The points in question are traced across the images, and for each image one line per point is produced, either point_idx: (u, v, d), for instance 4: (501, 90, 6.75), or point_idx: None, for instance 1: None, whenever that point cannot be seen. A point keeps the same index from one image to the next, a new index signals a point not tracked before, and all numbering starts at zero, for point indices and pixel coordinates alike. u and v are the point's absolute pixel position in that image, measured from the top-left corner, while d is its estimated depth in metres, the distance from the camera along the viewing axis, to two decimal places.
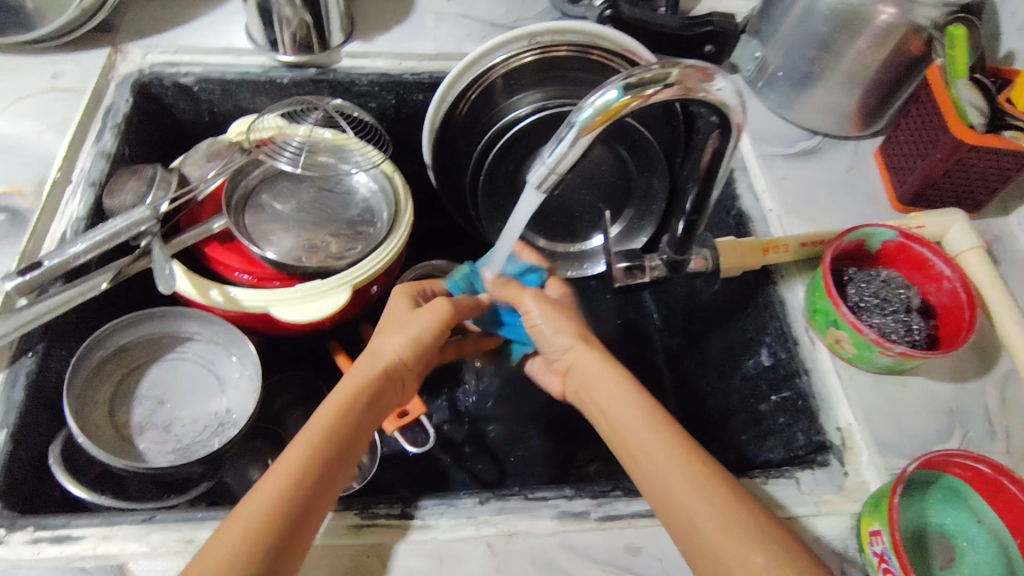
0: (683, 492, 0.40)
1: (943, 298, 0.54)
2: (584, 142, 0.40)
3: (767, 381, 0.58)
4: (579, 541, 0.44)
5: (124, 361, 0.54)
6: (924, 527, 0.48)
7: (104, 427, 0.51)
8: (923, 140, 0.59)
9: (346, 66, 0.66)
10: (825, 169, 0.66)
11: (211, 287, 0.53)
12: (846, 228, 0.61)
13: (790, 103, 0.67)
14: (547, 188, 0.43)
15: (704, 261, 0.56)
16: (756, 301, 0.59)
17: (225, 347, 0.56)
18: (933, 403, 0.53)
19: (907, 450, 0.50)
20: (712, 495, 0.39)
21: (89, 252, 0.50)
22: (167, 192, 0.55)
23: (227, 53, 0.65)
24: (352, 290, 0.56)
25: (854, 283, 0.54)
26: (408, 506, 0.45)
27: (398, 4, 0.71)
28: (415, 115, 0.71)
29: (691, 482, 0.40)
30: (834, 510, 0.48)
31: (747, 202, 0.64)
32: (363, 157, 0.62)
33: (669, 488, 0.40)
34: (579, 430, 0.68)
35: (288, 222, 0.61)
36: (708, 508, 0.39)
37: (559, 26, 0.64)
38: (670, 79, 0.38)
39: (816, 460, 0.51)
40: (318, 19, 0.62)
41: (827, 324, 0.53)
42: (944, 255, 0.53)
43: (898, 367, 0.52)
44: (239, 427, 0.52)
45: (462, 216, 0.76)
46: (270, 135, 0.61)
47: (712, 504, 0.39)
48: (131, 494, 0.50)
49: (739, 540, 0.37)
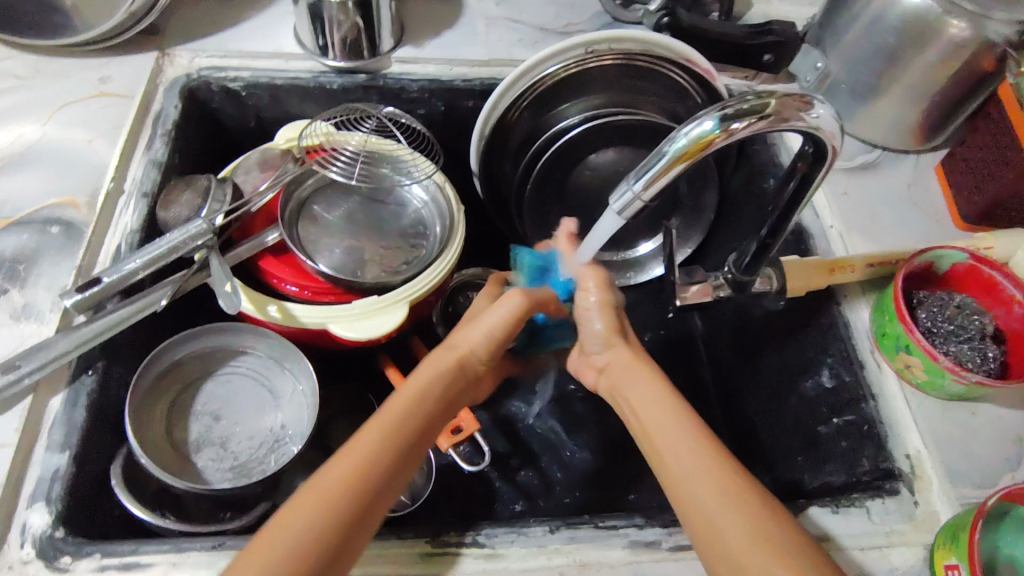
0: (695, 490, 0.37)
1: (1011, 323, 0.52)
2: (674, 171, 0.39)
3: (828, 404, 0.57)
4: (652, 572, 0.44)
5: (179, 376, 0.53)
6: (998, 559, 0.47)
7: (162, 444, 0.51)
8: (993, 160, 0.58)
9: (396, 71, 0.64)
10: (886, 184, 0.64)
11: (271, 302, 0.52)
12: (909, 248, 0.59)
13: (851, 114, 0.65)
14: (630, 214, 0.42)
15: (768, 280, 0.55)
16: (818, 321, 0.59)
17: (279, 361, 0.55)
18: (1003, 431, 0.52)
19: (978, 480, 0.50)
20: (735, 497, 0.36)
21: (145, 268, 0.49)
22: (223, 204, 0.54)
23: (275, 58, 0.63)
24: (412, 306, 0.55)
25: (925, 307, 0.54)
26: (477, 534, 0.44)
27: (446, 6, 0.69)
28: (463, 121, 0.69)
29: (716, 482, 0.37)
30: (906, 541, 0.47)
31: (807, 218, 0.63)
32: (415, 167, 0.61)
33: (692, 486, 0.37)
34: (627, 445, 0.67)
35: (338, 232, 0.60)
36: (721, 505, 0.36)
37: (616, 35, 0.61)
38: (767, 110, 0.37)
39: (885, 488, 0.50)
40: (370, 24, 0.61)
41: (896, 348, 0.52)
42: (1017, 280, 0.52)
43: (970, 395, 0.51)
44: (296, 446, 0.52)
45: (506, 225, 0.74)
46: (320, 143, 0.59)
47: (734, 506, 0.36)
48: (189, 512, 0.50)
49: (762, 544, 0.34)
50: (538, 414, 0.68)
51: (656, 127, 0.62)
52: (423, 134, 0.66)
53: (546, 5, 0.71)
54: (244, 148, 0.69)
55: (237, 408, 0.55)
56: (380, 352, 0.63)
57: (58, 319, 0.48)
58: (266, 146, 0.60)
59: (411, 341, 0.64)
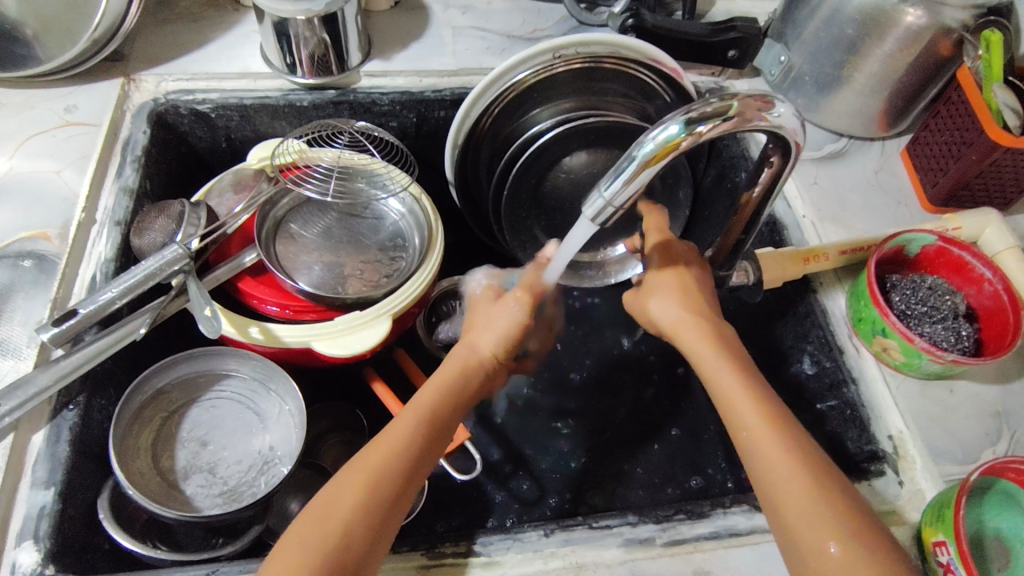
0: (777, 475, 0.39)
1: (984, 301, 0.54)
2: (644, 176, 0.39)
3: (811, 389, 0.59)
4: (648, 569, 0.44)
5: (162, 405, 0.53)
6: (983, 532, 0.48)
7: (149, 474, 0.50)
8: (955, 142, 0.59)
9: (365, 85, 0.64)
10: (854, 171, 0.66)
11: (252, 324, 0.52)
12: (880, 233, 0.61)
13: (816, 106, 0.66)
14: (602, 221, 0.43)
15: (745, 273, 0.56)
16: (797, 309, 0.60)
17: (264, 383, 0.55)
18: (981, 407, 0.53)
19: (960, 456, 0.51)
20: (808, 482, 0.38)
21: (122, 297, 0.48)
22: (198, 228, 0.54)
23: (243, 78, 0.63)
24: (395, 319, 0.55)
25: (899, 290, 0.55)
26: (472, 543, 0.45)
27: (412, 18, 0.70)
28: (436, 131, 0.70)
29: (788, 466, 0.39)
30: (895, 520, 0.48)
31: (780, 209, 0.64)
32: (392, 180, 0.61)
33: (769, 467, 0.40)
34: (618, 443, 0.67)
35: (318, 249, 0.60)
36: (807, 501, 0.38)
37: (583, 39, 0.61)
38: (730, 112, 0.38)
39: (871, 470, 0.51)
40: (337, 39, 0.61)
41: (873, 333, 0.53)
42: (986, 259, 0.53)
43: (947, 373, 0.52)
44: (285, 468, 0.51)
45: (485, 233, 0.75)
46: (292, 160, 0.59)
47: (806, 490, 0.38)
48: (181, 541, 0.50)
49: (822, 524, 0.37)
50: (528, 419, 0.68)
51: (627, 129, 0.62)
52: (398, 148, 0.66)
53: (512, 12, 0.72)
54: (216, 170, 0.68)
55: (224, 432, 0.55)
56: (365, 366, 0.63)
57: (36, 354, 0.48)
58: (238, 167, 0.59)
59: (395, 353, 0.64)
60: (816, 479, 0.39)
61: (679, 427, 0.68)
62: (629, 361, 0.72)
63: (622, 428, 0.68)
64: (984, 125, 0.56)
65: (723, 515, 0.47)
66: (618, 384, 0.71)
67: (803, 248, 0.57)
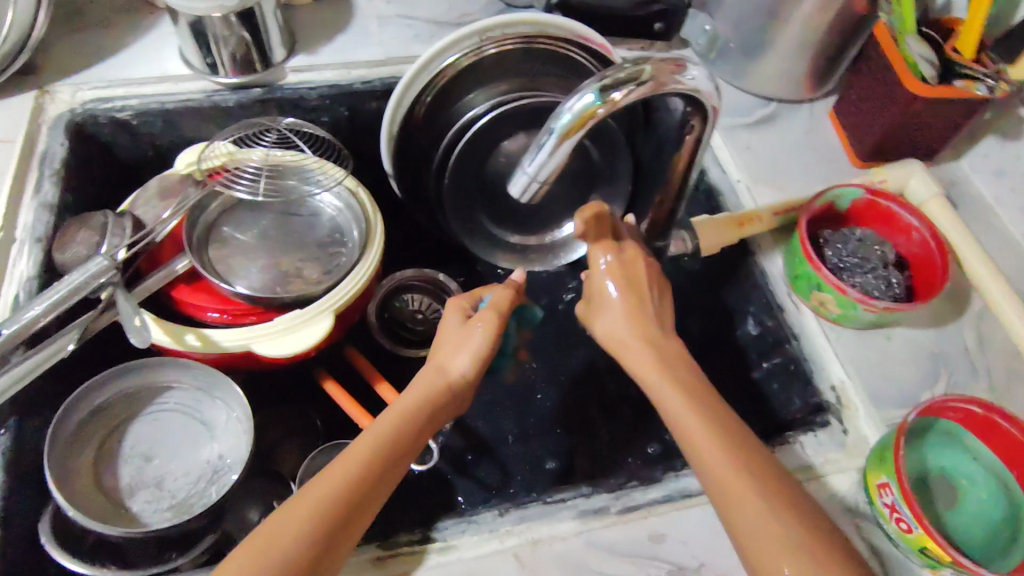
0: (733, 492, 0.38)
1: (913, 249, 0.56)
2: (565, 147, 0.39)
3: (756, 350, 0.60)
4: (604, 538, 0.44)
5: (102, 422, 0.51)
6: (925, 471, 0.50)
7: (92, 494, 0.49)
8: (877, 97, 0.61)
9: (292, 82, 0.63)
10: (784, 134, 0.67)
11: (187, 331, 0.50)
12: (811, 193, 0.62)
13: (743, 72, 0.68)
14: (530, 198, 0.43)
15: (684, 243, 0.56)
16: (739, 274, 0.62)
17: (208, 391, 0.53)
18: (917, 351, 0.55)
19: (900, 400, 0.52)
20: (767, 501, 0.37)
21: (47, 313, 0.46)
22: (123, 238, 0.52)
23: (163, 82, 0.61)
24: (338, 314, 0.54)
25: (831, 245, 0.56)
26: (428, 529, 0.44)
27: (336, 11, 0.68)
28: (370, 124, 0.69)
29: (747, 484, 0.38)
30: (842, 468, 0.49)
31: (715, 176, 0.65)
32: (324, 175, 0.60)
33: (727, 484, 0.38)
34: (578, 420, 0.68)
35: (255, 251, 0.59)
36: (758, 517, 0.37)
37: (508, 20, 0.62)
38: (645, 76, 0.38)
39: (816, 421, 0.52)
40: (257, 36, 0.59)
41: (810, 288, 0.54)
42: (910, 207, 0.55)
43: (883, 321, 0.54)
44: (235, 474, 0.50)
45: (429, 223, 0.74)
46: (221, 163, 0.58)
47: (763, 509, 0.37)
48: (131, 559, 0.47)
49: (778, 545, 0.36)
50: (487, 405, 0.68)
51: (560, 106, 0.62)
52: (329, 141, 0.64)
53: None
54: (145, 180, 0.66)
55: (171, 444, 0.53)
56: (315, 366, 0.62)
57: None
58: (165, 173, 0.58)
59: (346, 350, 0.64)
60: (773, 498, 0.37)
61: (637, 398, 0.68)
62: (584, 339, 0.73)
63: (580, 405, 0.69)
64: (901, 77, 0.57)
65: (674, 479, 0.47)
66: (574, 363, 0.71)
67: (738, 213, 0.58)
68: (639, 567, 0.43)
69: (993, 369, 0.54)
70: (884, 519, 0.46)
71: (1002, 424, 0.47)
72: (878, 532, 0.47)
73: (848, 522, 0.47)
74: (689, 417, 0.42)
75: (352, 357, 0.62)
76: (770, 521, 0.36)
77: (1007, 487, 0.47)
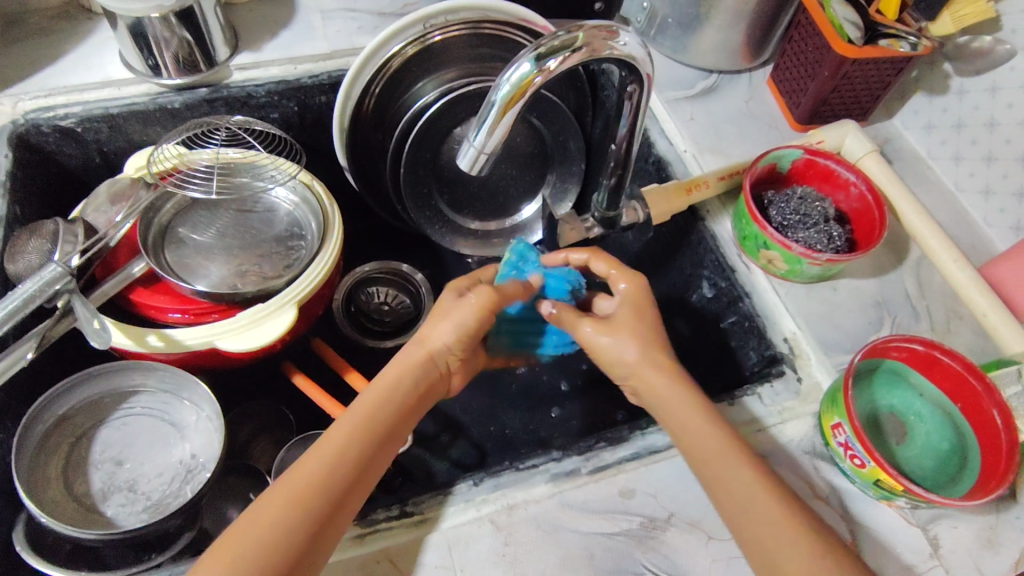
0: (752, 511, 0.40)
1: (853, 204, 0.59)
2: (508, 117, 0.41)
3: (713, 310, 0.62)
4: (576, 497, 0.46)
5: (69, 430, 0.51)
6: (876, 409, 0.52)
7: (64, 503, 0.49)
8: (809, 62, 0.63)
9: (238, 80, 0.63)
10: (726, 103, 0.69)
11: (149, 333, 0.50)
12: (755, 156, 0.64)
13: (683, 47, 0.70)
14: (479, 170, 0.44)
15: (634, 212, 0.59)
16: (690, 239, 0.63)
17: (175, 392, 0.53)
18: (863, 299, 0.57)
19: (849, 346, 0.55)
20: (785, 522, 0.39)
21: (3, 323, 0.46)
22: (76, 244, 0.52)
23: (106, 87, 0.60)
24: (302, 306, 0.55)
25: (775, 205, 0.59)
26: (405, 505, 0.45)
27: (278, 7, 0.68)
28: (321, 118, 0.69)
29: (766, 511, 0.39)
30: (798, 414, 0.52)
31: (662, 148, 0.67)
32: (277, 170, 0.60)
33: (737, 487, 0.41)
34: (549, 395, 0.69)
35: (213, 251, 0.59)
36: (784, 534, 0.38)
37: (450, 6, 0.63)
38: (577, 44, 0.40)
39: (772, 373, 0.54)
40: (199, 35, 0.59)
41: (758, 247, 0.56)
42: (848, 164, 0.57)
43: (828, 274, 0.56)
44: (209, 471, 0.50)
45: (390, 214, 0.75)
46: (172, 165, 0.57)
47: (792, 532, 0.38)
48: (109, 563, 0.47)
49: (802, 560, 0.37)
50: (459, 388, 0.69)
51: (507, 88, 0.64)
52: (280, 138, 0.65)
53: None
54: (95, 188, 0.66)
55: (141, 448, 0.53)
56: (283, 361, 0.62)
57: None
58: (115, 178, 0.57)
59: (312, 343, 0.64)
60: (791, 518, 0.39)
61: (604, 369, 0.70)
62: None
63: (549, 380, 0.70)
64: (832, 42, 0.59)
65: (641, 436, 0.49)
66: None
67: (685, 181, 0.60)
68: (612, 522, 0.45)
69: (933, 310, 0.57)
70: (840, 457, 0.48)
71: (943, 359, 0.49)
72: (835, 470, 0.49)
73: (807, 463, 0.50)
74: (703, 435, 0.43)
75: (319, 349, 0.63)
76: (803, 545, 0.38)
77: (952, 417, 0.50)
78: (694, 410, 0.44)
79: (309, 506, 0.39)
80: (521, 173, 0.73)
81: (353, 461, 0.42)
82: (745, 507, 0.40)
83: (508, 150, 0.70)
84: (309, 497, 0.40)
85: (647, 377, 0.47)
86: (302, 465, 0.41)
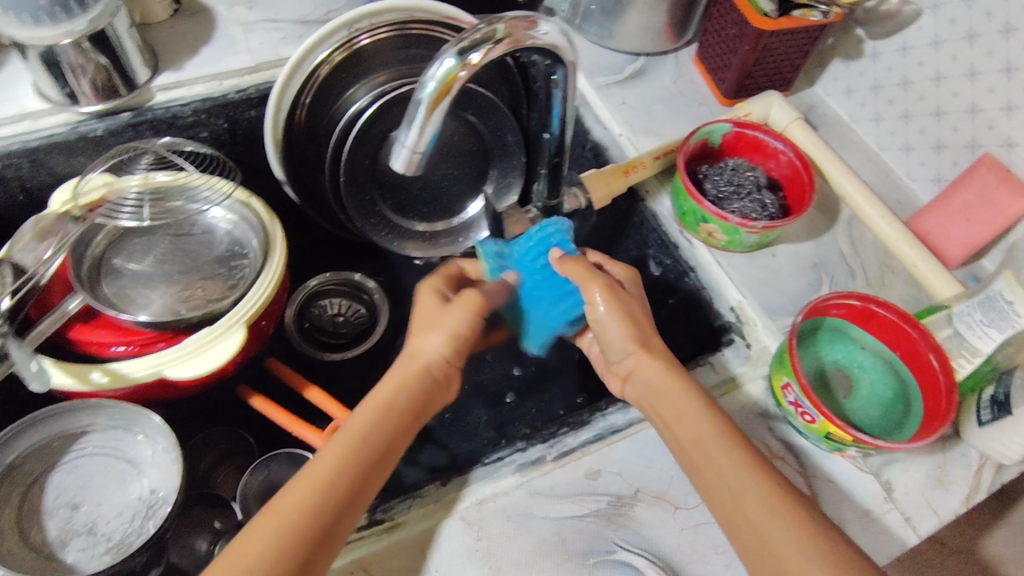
0: (755, 516, 0.38)
1: (783, 171, 0.61)
2: (437, 115, 0.41)
3: (662, 286, 0.65)
4: (543, 485, 0.47)
5: (19, 479, 0.50)
6: (823, 366, 0.55)
7: (20, 553, 0.47)
8: (731, 37, 0.65)
9: (162, 101, 0.62)
10: (657, 84, 0.71)
11: (93, 370, 0.49)
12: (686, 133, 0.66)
13: (609, 32, 0.71)
14: (413, 171, 0.44)
15: (576, 199, 0.60)
16: (633, 220, 0.66)
17: (127, 428, 0.52)
18: (801, 262, 0.60)
19: (792, 308, 0.57)
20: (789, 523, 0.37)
21: None
22: (6, 287, 0.48)
23: (21, 119, 0.58)
24: (251, 325, 0.54)
25: (709, 179, 0.60)
26: (375, 512, 0.45)
27: (197, 23, 0.67)
28: (253, 133, 0.68)
29: (767, 508, 0.38)
30: (750, 379, 0.54)
31: (598, 134, 0.68)
32: (210, 190, 0.58)
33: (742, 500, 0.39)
34: (511, 387, 0.70)
35: (153, 279, 0.58)
36: (792, 533, 0.37)
37: (373, 9, 0.62)
38: (498, 36, 0.40)
39: (723, 341, 0.57)
40: (115, 59, 0.57)
41: (697, 222, 0.58)
42: (774, 133, 0.60)
43: (766, 241, 0.58)
44: (169, 504, 0.49)
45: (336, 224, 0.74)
46: (99, 196, 0.55)
47: (799, 538, 0.37)
48: None
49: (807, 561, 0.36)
50: None
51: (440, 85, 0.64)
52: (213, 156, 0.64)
53: None
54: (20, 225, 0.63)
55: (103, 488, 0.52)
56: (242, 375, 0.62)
57: None
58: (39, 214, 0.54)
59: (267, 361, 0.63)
60: (799, 520, 0.38)
61: (564, 356, 0.71)
62: None
63: (511, 373, 0.71)
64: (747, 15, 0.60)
65: (602, 418, 0.50)
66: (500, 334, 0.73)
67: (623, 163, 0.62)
68: (580, 504, 0.46)
69: (868, 266, 0.60)
70: (792, 416, 0.50)
71: (880, 312, 0.52)
72: (789, 429, 0.51)
73: (762, 425, 0.52)
74: (703, 443, 0.42)
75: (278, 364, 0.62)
76: (810, 550, 0.36)
77: (894, 365, 0.53)
78: (687, 408, 0.44)
79: (300, 533, 0.38)
80: (460, 171, 0.72)
81: (342, 488, 0.41)
82: (733, 499, 0.39)
83: (445, 150, 0.69)
84: (295, 528, 0.38)
85: (647, 373, 0.47)
86: (297, 488, 0.40)
